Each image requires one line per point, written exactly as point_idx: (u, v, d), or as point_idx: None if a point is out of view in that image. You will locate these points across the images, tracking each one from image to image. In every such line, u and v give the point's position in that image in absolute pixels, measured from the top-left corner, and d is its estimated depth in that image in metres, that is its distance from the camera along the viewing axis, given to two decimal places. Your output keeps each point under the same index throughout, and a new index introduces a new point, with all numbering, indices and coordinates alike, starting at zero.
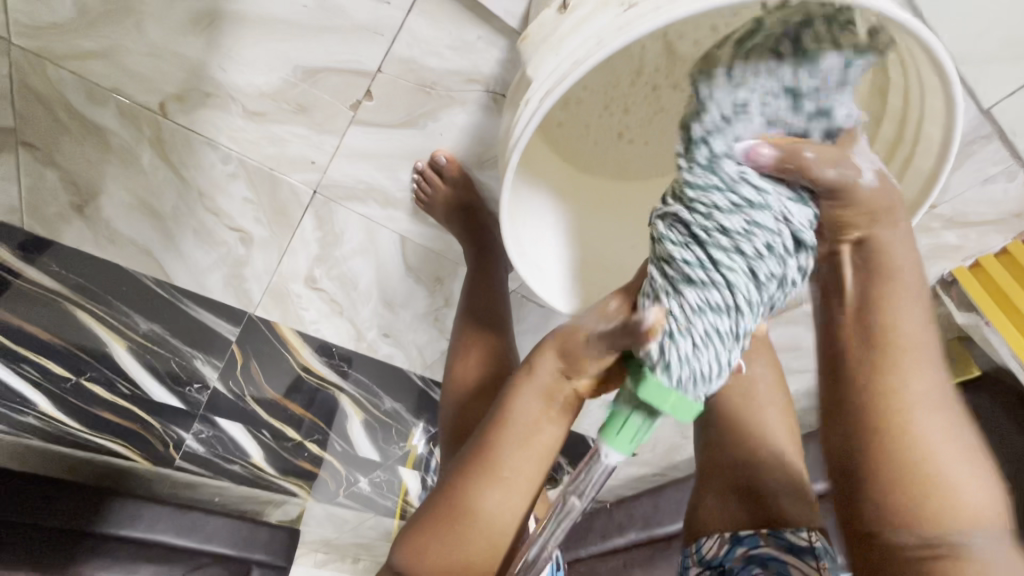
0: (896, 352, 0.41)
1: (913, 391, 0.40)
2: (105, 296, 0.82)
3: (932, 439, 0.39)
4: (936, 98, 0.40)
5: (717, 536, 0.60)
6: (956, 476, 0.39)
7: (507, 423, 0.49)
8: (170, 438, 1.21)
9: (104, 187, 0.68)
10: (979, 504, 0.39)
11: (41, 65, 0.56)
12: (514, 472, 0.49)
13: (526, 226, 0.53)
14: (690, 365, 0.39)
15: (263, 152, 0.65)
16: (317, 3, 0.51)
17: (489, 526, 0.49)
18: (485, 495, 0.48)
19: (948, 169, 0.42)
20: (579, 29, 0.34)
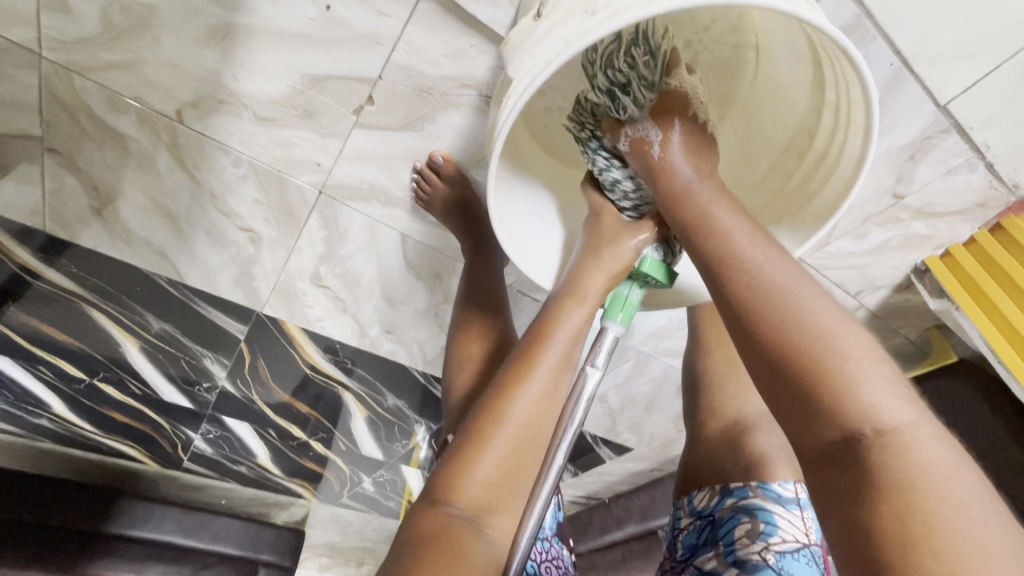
0: (746, 267, 0.42)
1: (789, 295, 0.40)
2: (119, 296, 0.87)
3: (826, 329, 0.38)
4: (856, 92, 0.43)
5: (708, 489, 0.63)
6: (862, 357, 0.37)
7: (554, 333, 0.52)
8: (179, 439, 1.24)
9: (122, 191, 0.73)
10: (874, 380, 0.36)
11: (68, 77, 0.60)
12: (555, 382, 0.50)
13: (515, 206, 0.56)
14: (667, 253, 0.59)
15: (272, 156, 0.70)
16: (323, 16, 0.55)
17: (532, 433, 0.48)
18: (529, 400, 0.48)
19: (872, 153, 0.44)
20: (553, 32, 0.38)
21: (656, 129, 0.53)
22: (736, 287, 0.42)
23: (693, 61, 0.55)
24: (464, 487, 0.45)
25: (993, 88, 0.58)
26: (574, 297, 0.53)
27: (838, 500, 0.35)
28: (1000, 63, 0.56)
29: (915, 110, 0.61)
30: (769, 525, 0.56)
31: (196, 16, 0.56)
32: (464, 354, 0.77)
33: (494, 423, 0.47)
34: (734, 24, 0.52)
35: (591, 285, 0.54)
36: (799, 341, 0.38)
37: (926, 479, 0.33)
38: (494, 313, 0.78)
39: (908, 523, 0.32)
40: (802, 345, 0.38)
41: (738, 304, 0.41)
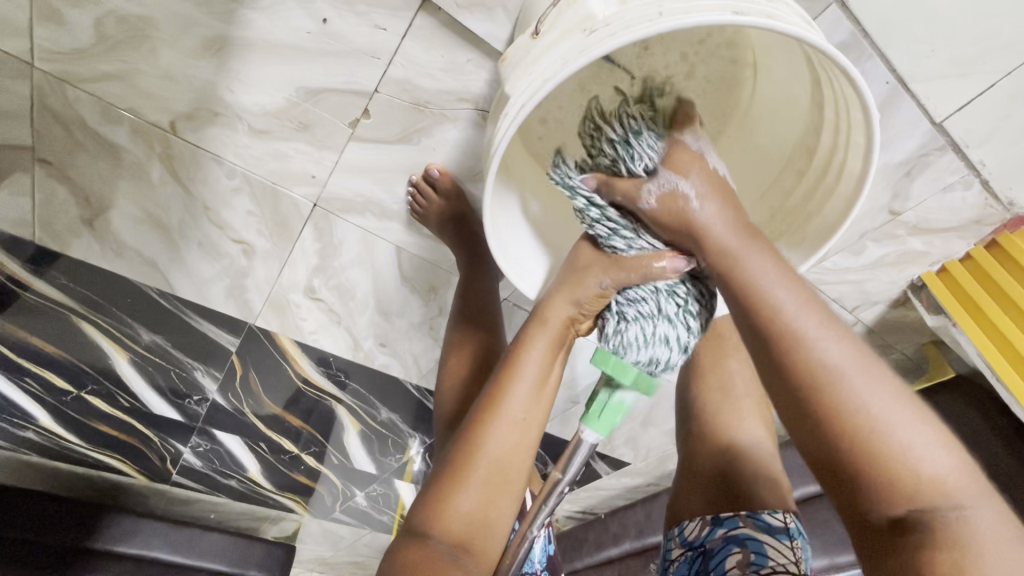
0: (805, 345, 0.40)
1: (845, 377, 0.39)
2: (109, 308, 0.85)
3: (880, 410, 0.38)
4: (855, 114, 0.43)
5: (699, 519, 0.61)
6: (920, 436, 0.37)
7: (520, 367, 0.52)
8: (168, 452, 1.22)
9: (114, 202, 0.72)
10: (933, 464, 0.37)
11: (60, 87, 0.60)
12: (527, 413, 0.51)
13: (509, 222, 0.56)
14: (630, 346, 0.51)
15: (266, 167, 0.69)
16: (320, 30, 0.55)
17: (507, 464, 0.49)
18: (502, 433, 0.49)
19: (872, 174, 0.44)
20: (550, 50, 0.38)
21: (684, 179, 0.48)
22: (794, 365, 0.40)
23: (689, 75, 0.54)
24: (443, 520, 0.47)
25: (988, 107, 0.58)
26: (538, 328, 0.54)
27: (882, 559, 0.38)
28: (995, 82, 0.56)
29: (911, 127, 0.61)
30: (759, 555, 0.53)
31: (191, 28, 0.56)
32: (447, 372, 0.77)
33: (469, 457, 0.48)
34: (732, 39, 0.52)
35: (554, 314, 0.54)
36: (856, 424, 0.38)
37: (976, 544, 0.36)
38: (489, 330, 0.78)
39: None
40: (860, 429, 0.37)
41: (794, 385, 0.40)
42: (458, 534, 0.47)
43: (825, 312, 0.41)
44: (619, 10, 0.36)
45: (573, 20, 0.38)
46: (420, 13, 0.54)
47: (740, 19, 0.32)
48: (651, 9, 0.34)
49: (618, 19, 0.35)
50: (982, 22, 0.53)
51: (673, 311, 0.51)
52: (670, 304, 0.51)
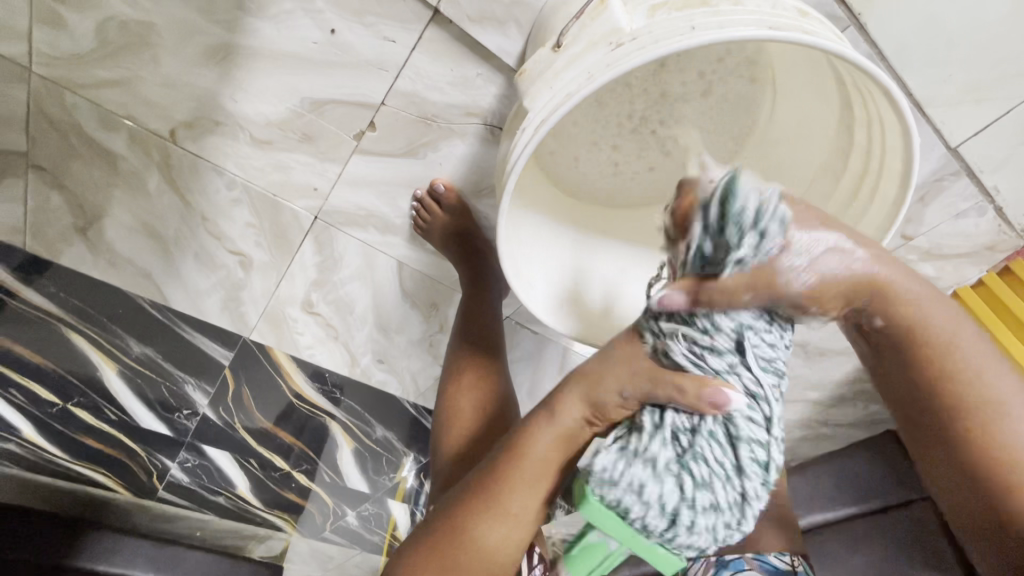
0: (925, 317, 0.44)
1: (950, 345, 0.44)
2: (101, 321, 0.79)
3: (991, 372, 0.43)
4: (893, 130, 0.42)
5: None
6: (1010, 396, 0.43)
7: (522, 464, 0.48)
8: (155, 467, 1.17)
9: (109, 209, 0.70)
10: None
11: (58, 92, 0.58)
12: (521, 510, 0.48)
13: (520, 244, 0.54)
14: (608, 478, 0.41)
15: (268, 178, 0.68)
16: (327, 40, 0.54)
17: (494, 556, 0.48)
18: (496, 527, 0.48)
19: (911, 195, 0.43)
20: (574, 65, 0.37)
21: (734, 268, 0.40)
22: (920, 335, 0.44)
23: (704, 95, 0.53)
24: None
25: (1004, 132, 0.58)
26: (549, 418, 0.49)
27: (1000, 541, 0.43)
28: (1010, 108, 0.56)
29: (925, 152, 0.60)
30: None
31: (195, 35, 0.54)
32: (453, 414, 0.69)
33: (456, 547, 0.48)
34: (748, 57, 0.51)
35: (569, 410, 0.48)
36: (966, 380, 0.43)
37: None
38: (494, 356, 0.74)
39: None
40: (949, 379, 0.43)
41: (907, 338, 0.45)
42: None
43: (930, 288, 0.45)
44: (647, 23, 0.35)
45: (599, 33, 0.37)
46: (431, 26, 0.53)
47: (776, 34, 0.31)
48: (682, 24, 0.33)
49: (646, 33, 0.34)
50: (1001, 47, 0.52)
51: (689, 480, 0.40)
52: (691, 471, 0.40)
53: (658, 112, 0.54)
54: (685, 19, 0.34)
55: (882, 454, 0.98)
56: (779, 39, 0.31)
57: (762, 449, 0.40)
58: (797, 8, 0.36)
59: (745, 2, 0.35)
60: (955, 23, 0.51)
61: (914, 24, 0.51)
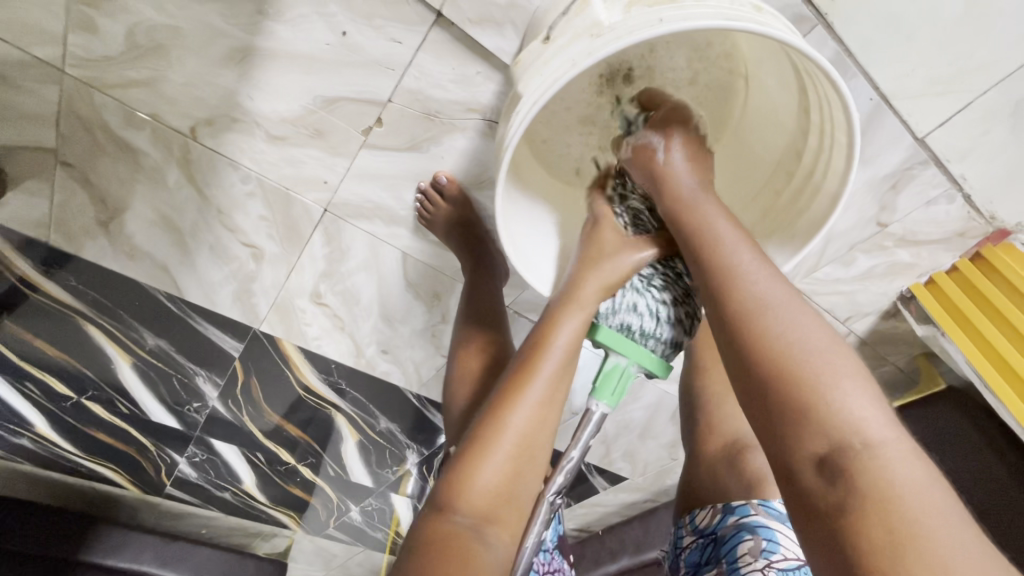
0: (741, 280, 0.45)
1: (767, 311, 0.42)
2: (118, 312, 0.87)
3: (804, 348, 0.40)
4: (840, 135, 0.47)
5: (710, 507, 0.63)
6: (844, 373, 0.38)
7: (543, 353, 0.51)
8: (163, 462, 1.21)
9: (130, 204, 0.74)
10: (858, 408, 0.37)
11: (87, 93, 0.63)
12: (551, 392, 0.51)
13: (522, 215, 0.58)
14: (612, 307, 0.54)
15: (281, 173, 0.72)
16: (339, 42, 0.59)
17: (531, 442, 0.49)
18: (527, 412, 0.49)
19: (855, 168, 0.47)
20: (561, 52, 0.41)
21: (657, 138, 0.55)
22: (731, 311, 0.44)
23: (689, 83, 0.58)
24: (463, 497, 0.46)
25: (967, 123, 0.62)
26: (573, 304, 0.53)
27: (815, 518, 0.36)
28: (968, 102, 0.61)
29: (894, 142, 0.65)
30: (771, 542, 0.56)
31: (217, 38, 0.59)
32: (464, 369, 0.77)
33: (494, 434, 0.48)
34: (726, 50, 0.56)
35: (587, 294, 0.54)
36: (777, 350, 0.40)
37: (899, 505, 0.33)
38: (498, 330, 0.79)
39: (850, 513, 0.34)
40: (771, 342, 0.41)
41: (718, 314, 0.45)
42: (480, 509, 0.46)
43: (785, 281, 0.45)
44: (623, 18, 0.39)
45: (581, 27, 0.42)
46: (434, 28, 0.58)
47: (734, 24, 0.35)
48: (652, 17, 0.38)
49: (622, 26, 0.38)
50: (958, 43, 0.57)
51: (658, 290, 0.55)
52: (659, 284, 0.55)
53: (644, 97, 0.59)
54: (656, 14, 0.38)
55: None
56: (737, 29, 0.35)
57: None
58: (754, 4, 0.40)
59: None
60: (915, 21, 0.56)
61: (878, 23, 0.56)
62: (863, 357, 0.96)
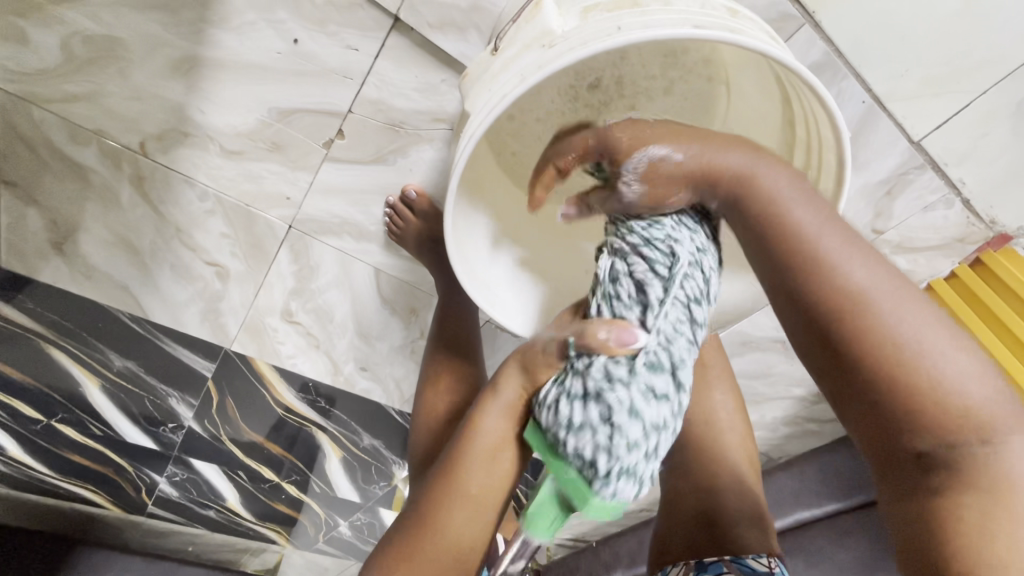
0: (831, 272, 0.35)
1: (876, 305, 0.34)
2: (82, 334, 0.79)
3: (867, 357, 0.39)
4: (827, 132, 0.42)
5: (682, 565, 0.58)
6: (962, 364, 0.33)
7: (471, 443, 0.47)
8: (143, 481, 1.16)
9: (82, 223, 0.70)
10: (983, 399, 0.33)
11: (25, 108, 0.58)
12: (483, 489, 0.46)
13: (480, 239, 0.54)
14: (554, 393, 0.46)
15: (240, 189, 0.68)
16: (291, 50, 0.54)
17: (460, 545, 0.45)
18: (454, 512, 0.45)
19: (846, 192, 0.42)
20: (510, 65, 0.38)
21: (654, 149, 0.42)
22: (824, 305, 0.35)
23: (664, 94, 0.54)
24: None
25: (965, 124, 0.58)
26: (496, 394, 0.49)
27: (914, 498, 0.36)
28: (970, 102, 0.57)
29: (888, 146, 0.61)
30: None
31: (160, 48, 0.55)
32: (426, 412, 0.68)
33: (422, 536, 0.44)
34: (705, 57, 0.52)
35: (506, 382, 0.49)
36: (891, 363, 0.33)
37: (1020, 487, 0.33)
38: (472, 358, 0.74)
39: (973, 519, 0.33)
40: (889, 347, 0.33)
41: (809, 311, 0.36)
42: None
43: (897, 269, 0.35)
44: (579, 25, 0.35)
45: (533, 36, 0.38)
46: (392, 33, 0.54)
47: (700, 32, 0.31)
48: (610, 25, 0.33)
49: (576, 34, 0.34)
50: (956, 41, 0.53)
51: (573, 390, 0.42)
52: (577, 379, 0.42)
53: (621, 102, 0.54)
54: (615, 20, 0.34)
55: None
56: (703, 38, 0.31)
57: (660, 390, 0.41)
58: (726, 7, 0.37)
59: (676, 2, 0.35)
60: (906, 19, 0.52)
61: (866, 21, 0.52)
62: None
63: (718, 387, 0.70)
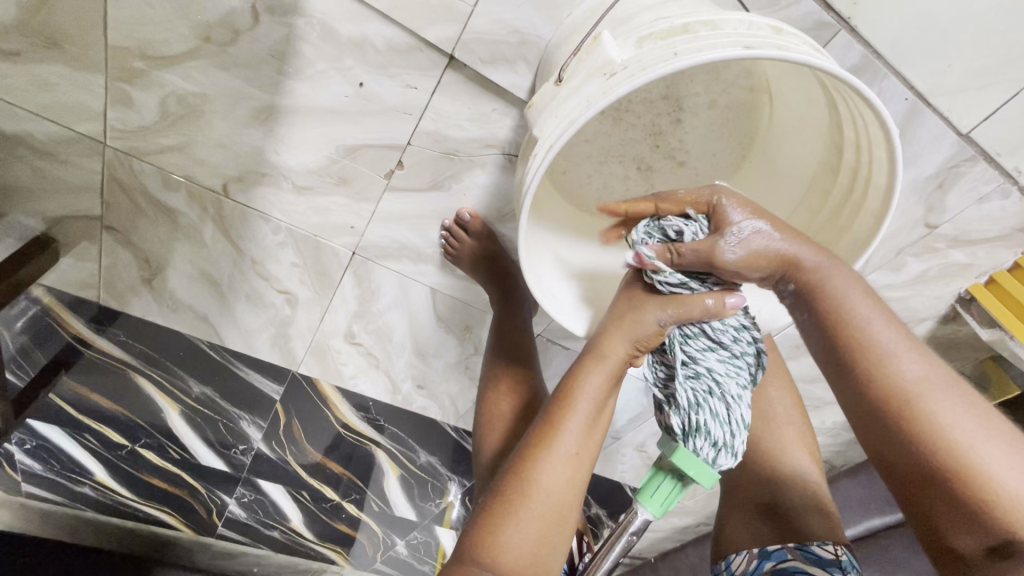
0: (888, 363, 0.41)
1: (927, 396, 0.39)
2: (165, 363, 0.90)
3: (964, 434, 0.38)
4: (874, 128, 0.43)
5: (744, 552, 0.61)
6: (937, 377, 0.40)
7: (584, 370, 0.51)
8: (214, 504, 1.20)
9: (171, 260, 0.77)
10: (1021, 489, 0.36)
11: (128, 161, 0.67)
12: (594, 399, 0.50)
13: (540, 242, 0.55)
14: (724, 421, 0.46)
15: (309, 222, 0.74)
16: (357, 93, 0.60)
17: (564, 495, 0.47)
18: (566, 445, 0.48)
19: (900, 182, 0.43)
20: (573, 95, 0.41)
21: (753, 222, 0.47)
22: (870, 383, 0.41)
23: (710, 107, 0.56)
24: (494, 553, 0.44)
25: (1021, 111, 0.59)
26: (598, 359, 0.51)
27: (948, 513, 0.38)
28: (1019, 91, 0.57)
29: (937, 140, 0.61)
30: None
31: (243, 100, 0.62)
32: (494, 414, 0.72)
33: (521, 488, 0.46)
34: (745, 69, 0.54)
35: (613, 347, 0.51)
36: (869, 351, 0.42)
37: (994, 480, 0.37)
38: (529, 369, 0.76)
39: (974, 502, 0.37)
40: (950, 455, 0.38)
41: (861, 394, 0.42)
42: (521, 555, 0.44)
43: (909, 333, 0.42)
44: (635, 54, 0.39)
45: (593, 66, 0.41)
46: (447, 71, 0.59)
47: (751, 52, 0.34)
48: (666, 51, 0.37)
49: (635, 62, 0.38)
50: (996, 33, 0.54)
51: (694, 380, 0.48)
52: (695, 382, 0.48)
53: (668, 114, 0.56)
54: (670, 48, 0.37)
55: None
56: (754, 58, 0.34)
57: (714, 420, 0.46)
58: (769, 26, 0.39)
59: (722, 25, 0.38)
60: (947, 18, 0.53)
61: (906, 22, 0.54)
62: None
63: (773, 385, 0.69)
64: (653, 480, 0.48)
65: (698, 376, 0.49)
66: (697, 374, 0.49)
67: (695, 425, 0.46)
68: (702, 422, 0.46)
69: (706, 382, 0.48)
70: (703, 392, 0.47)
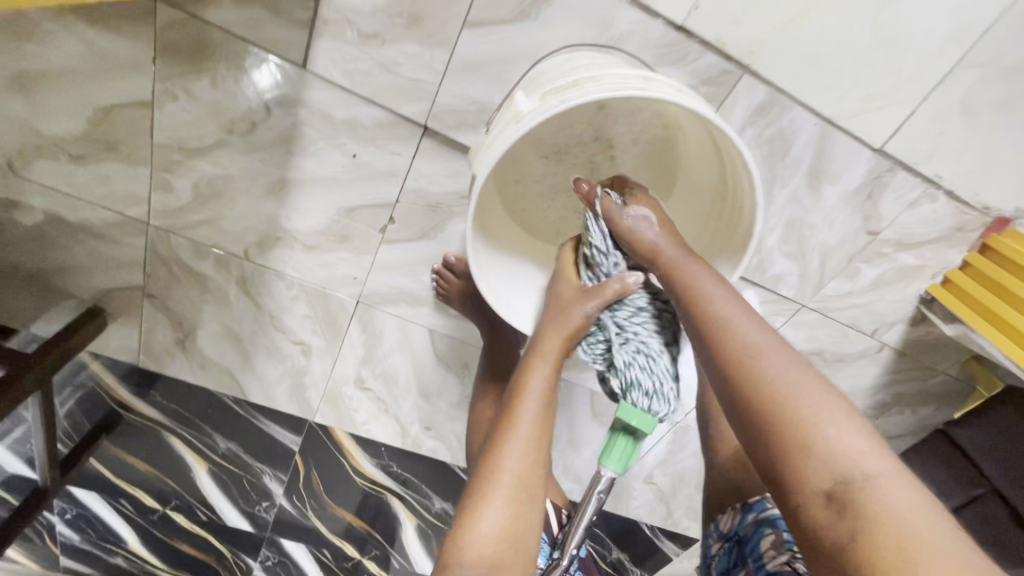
0: (732, 334, 0.46)
1: (764, 359, 0.44)
2: (194, 421, 0.99)
3: (793, 388, 0.42)
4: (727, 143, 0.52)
5: (730, 509, 0.62)
6: (774, 345, 0.44)
7: (528, 366, 0.57)
8: (239, 568, 1.23)
9: (200, 321, 0.88)
10: (838, 440, 0.39)
11: (166, 237, 0.80)
12: (541, 389, 0.55)
13: (499, 264, 0.65)
14: (653, 373, 0.55)
15: (317, 276, 0.84)
16: (351, 162, 0.72)
17: (526, 483, 0.51)
18: (520, 437, 0.52)
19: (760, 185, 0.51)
20: (497, 139, 0.52)
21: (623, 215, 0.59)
22: (719, 351, 0.46)
23: (633, 144, 0.66)
24: (467, 548, 0.48)
25: (920, 126, 0.68)
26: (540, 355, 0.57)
27: (783, 467, 0.40)
28: (914, 108, 0.66)
29: (855, 156, 0.69)
30: (792, 533, 0.52)
31: (260, 177, 0.74)
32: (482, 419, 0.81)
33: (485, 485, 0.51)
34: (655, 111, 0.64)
35: (551, 343, 0.57)
36: (720, 327, 0.47)
37: (818, 430, 0.39)
38: None
39: (800, 451, 0.39)
40: (780, 406, 0.41)
41: (717, 361, 0.46)
42: (495, 543, 0.49)
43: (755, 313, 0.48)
44: (538, 105, 0.50)
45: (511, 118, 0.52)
46: (424, 138, 0.71)
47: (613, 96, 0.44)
48: (557, 101, 0.48)
49: (536, 111, 0.49)
50: (879, 64, 0.64)
51: (625, 344, 0.57)
52: (627, 347, 0.57)
53: (599, 153, 0.67)
54: (560, 99, 0.48)
55: (936, 455, 0.88)
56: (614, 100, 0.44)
57: (644, 375, 0.55)
58: (642, 76, 0.49)
59: (604, 78, 0.48)
60: (835, 56, 0.64)
61: (800, 62, 0.64)
62: (906, 369, 0.90)
63: None
64: (610, 440, 0.55)
65: (629, 342, 0.57)
66: (628, 339, 0.57)
67: (630, 383, 0.55)
68: (635, 379, 0.55)
69: (635, 345, 0.57)
70: (634, 354, 0.56)
